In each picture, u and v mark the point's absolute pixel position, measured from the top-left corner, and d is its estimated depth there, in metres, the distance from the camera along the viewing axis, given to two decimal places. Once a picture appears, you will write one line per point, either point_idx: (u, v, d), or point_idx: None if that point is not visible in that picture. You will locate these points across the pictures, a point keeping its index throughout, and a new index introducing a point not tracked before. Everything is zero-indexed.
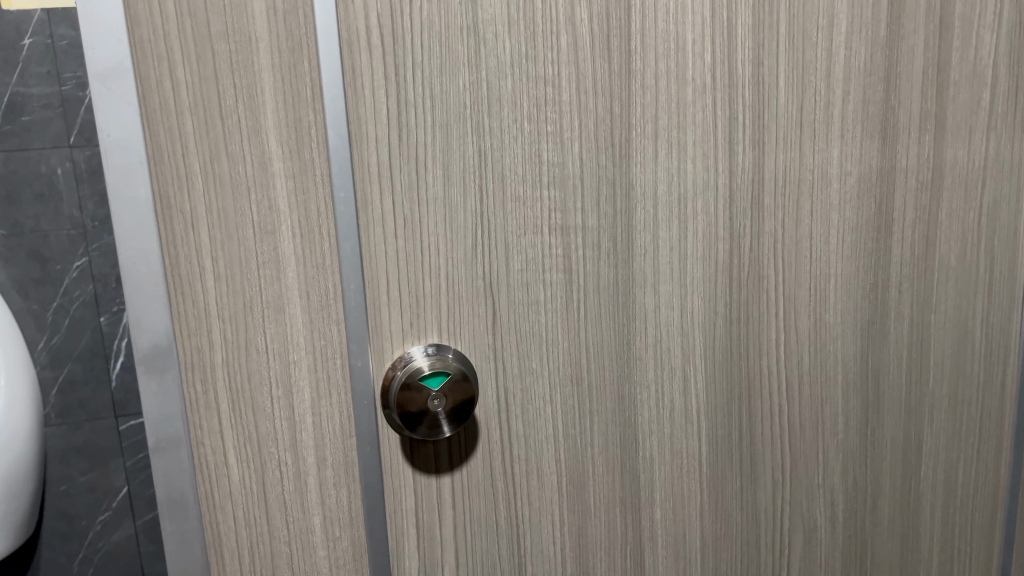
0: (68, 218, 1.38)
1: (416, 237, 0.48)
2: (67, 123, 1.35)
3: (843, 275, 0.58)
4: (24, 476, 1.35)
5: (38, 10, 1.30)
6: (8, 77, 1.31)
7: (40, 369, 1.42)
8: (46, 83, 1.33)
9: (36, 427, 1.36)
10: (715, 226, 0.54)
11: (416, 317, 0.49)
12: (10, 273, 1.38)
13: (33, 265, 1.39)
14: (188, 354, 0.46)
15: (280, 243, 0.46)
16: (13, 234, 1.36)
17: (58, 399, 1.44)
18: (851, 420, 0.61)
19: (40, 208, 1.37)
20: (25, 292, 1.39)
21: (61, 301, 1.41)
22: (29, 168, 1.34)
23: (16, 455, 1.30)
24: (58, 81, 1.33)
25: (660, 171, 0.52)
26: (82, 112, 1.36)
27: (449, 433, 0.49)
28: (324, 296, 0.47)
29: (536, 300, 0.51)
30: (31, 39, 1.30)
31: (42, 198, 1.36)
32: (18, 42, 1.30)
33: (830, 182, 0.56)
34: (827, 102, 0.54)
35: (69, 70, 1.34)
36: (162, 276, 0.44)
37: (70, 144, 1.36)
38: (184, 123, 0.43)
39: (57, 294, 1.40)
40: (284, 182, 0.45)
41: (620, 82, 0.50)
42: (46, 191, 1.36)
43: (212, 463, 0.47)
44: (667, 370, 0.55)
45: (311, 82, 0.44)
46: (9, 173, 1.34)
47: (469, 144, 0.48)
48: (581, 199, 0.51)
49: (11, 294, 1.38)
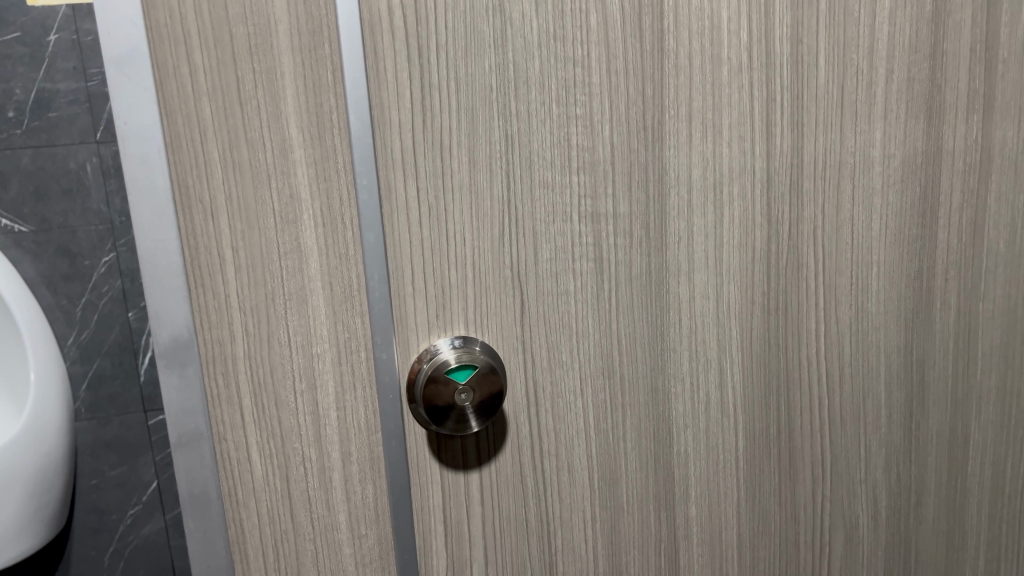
0: (95, 214, 1.39)
1: (441, 226, 0.47)
2: (93, 119, 1.36)
3: (887, 263, 0.55)
4: (53, 472, 1.35)
5: (63, 6, 1.30)
6: (34, 73, 1.31)
7: (70, 364, 1.42)
8: (72, 79, 1.33)
9: (65, 423, 1.37)
10: (752, 211, 0.52)
11: (443, 308, 0.48)
12: (38, 269, 1.38)
13: (62, 261, 1.39)
14: (209, 347, 0.45)
15: (302, 233, 0.44)
16: (42, 231, 1.37)
17: (88, 394, 1.45)
18: (895, 414, 0.58)
19: (67, 205, 1.37)
20: (54, 288, 1.39)
21: (90, 296, 1.42)
22: (57, 164, 1.35)
23: (43, 452, 1.31)
24: (84, 77, 1.34)
25: (695, 155, 0.50)
26: (107, 107, 1.36)
27: (475, 428, 0.47)
28: (347, 288, 0.46)
29: (565, 291, 0.50)
30: (57, 35, 1.31)
31: (70, 194, 1.37)
32: (43, 38, 1.30)
33: (873, 165, 0.53)
34: (870, 81, 0.52)
35: (95, 65, 1.34)
36: (181, 268, 0.43)
37: (97, 140, 1.36)
38: (202, 109, 0.42)
39: (86, 290, 1.41)
40: (305, 170, 0.44)
41: (652, 63, 0.48)
42: (75, 187, 1.37)
43: (235, 459, 0.46)
44: (702, 362, 0.53)
45: (332, 66, 0.43)
46: (38, 170, 1.35)
47: (495, 129, 0.46)
48: (613, 184, 0.49)
49: (40, 290, 1.39)
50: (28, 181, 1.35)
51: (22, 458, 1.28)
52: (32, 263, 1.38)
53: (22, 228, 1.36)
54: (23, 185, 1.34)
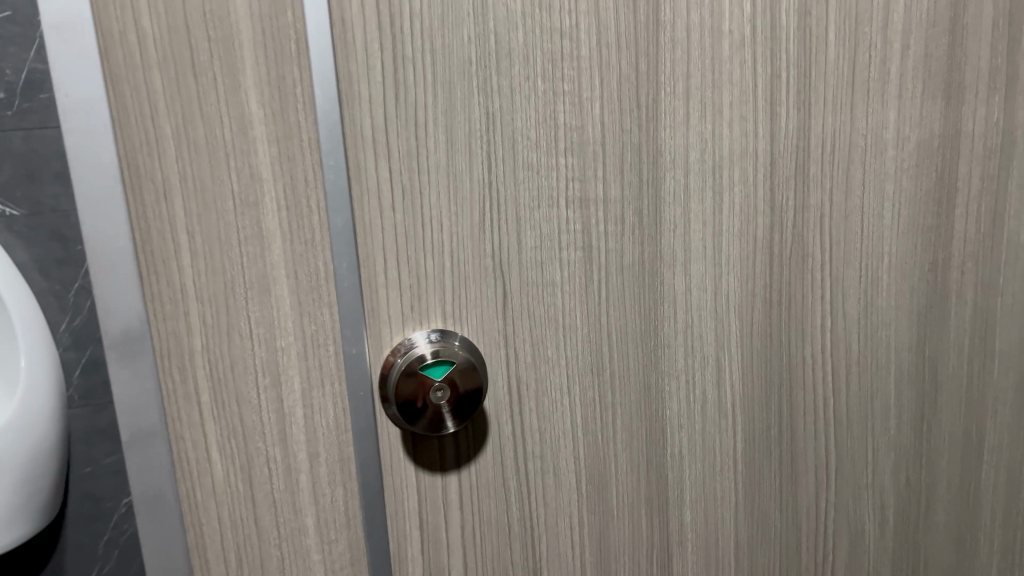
0: None
1: (416, 211, 0.43)
2: None
3: (899, 254, 0.52)
4: (46, 460, 1.33)
5: None
6: (26, 53, 1.28)
7: (64, 351, 1.40)
8: None
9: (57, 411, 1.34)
10: (754, 198, 0.48)
11: (418, 299, 0.45)
12: (32, 253, 1.36)
13: (56, 245, 1.36)
14: (164, 339, 0.41)
15: (264, 216, 0.41)
16: (35, 214, 1.34)
17: (82, 381, 1.42)
18: (905, 414, 0.55)
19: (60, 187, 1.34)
20: (48, 272, 1.37)
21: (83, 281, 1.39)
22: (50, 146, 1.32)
23: (33, 441, 1.28)
24: None
25: (693, 136, 0.46)
26: None
27: (451, 428, 0.44)
28: (314, 277, 0.42)
29: (551, 281, 0.46)
30: None
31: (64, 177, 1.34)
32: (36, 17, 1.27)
33: (885, 149, 0.50)
34: (883, 57, 0.48)
35: None
36: (132, 253, 0.40)
37: None
38: (152, 80, 0.38)
39: (79, 275, 1.38)
40: (267, 149, 0.40)
41: (647, 36, 0.44)
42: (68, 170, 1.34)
43: (193, 460, 0.43)
44: (698, 359, 0.50)
45: (295, 34, 0.39)
46: (31, 152, 1.32)
47: (475, 105, 0.43)
48: (603, 167, 0.45)
49: (33, 274, 1.36)
50: (20, 163, 1.32)
51: (14, 447, 1.25)
52: (25, 248, 1.35)
53: (13, 212, 1.33)
54: (16, 167, 1.32)
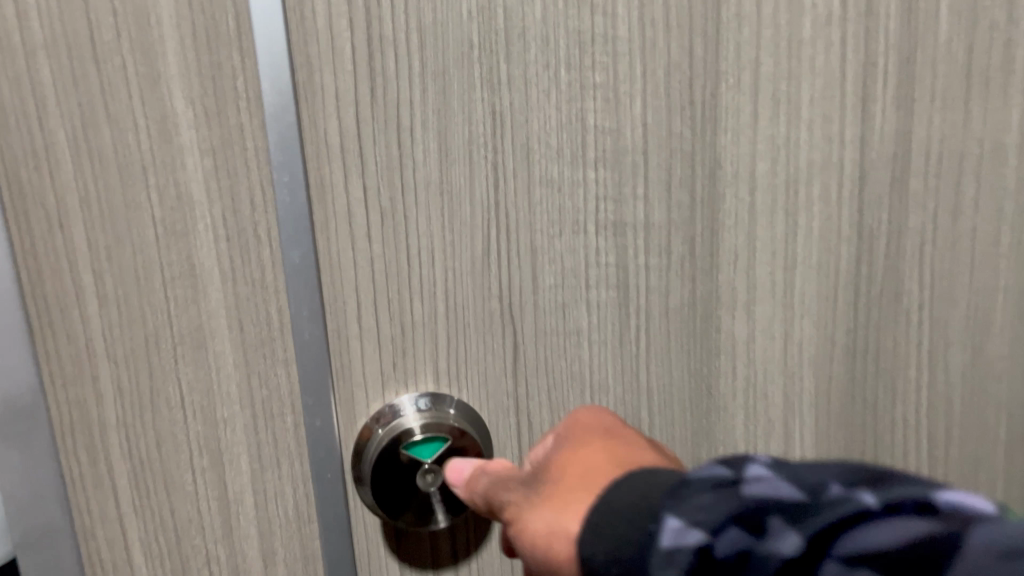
0: None
1: (400, 241, 0.33)
2: None
3: (1018, 289, 0.41)
4: None
5: None
6: None
7: None
8: None
9: None
10: (838, 220, 0.38)
11: (403, 355, 0.34)
12: None
13: None
14: (65, 411, 0.32)
15: (195, 249, 0.31)
16: None
17: None
18: (1017, 489, 0.44)
19: None
20: None
21: None
22: None
23: None
24: None
25: (761, 142, 0.36)
26: None
27: (444, 522, 0.34)
28: (263, 327, 0.32)
29: (576, 329, 0.36)
30: None
31: None
32: None
33: (1005, 157, 0.39)
34: (1009, 39, 0.37)
35: None
36: (17, 303, 0.31)
37: None
38: (40, 72, 0.29)
39: None
40: (197, 160, 0.30)
41: (705, 10, 0.34)
42: None
43: (108, 556, 0.34)
44: (760, 423, 0.39)
45: (233, 6, 0.29)
46: None
47: (478, 102, 0.32)
48: (645, 181, 0.35)
49: None
50: None
51: None
52: None
53: None
54: None
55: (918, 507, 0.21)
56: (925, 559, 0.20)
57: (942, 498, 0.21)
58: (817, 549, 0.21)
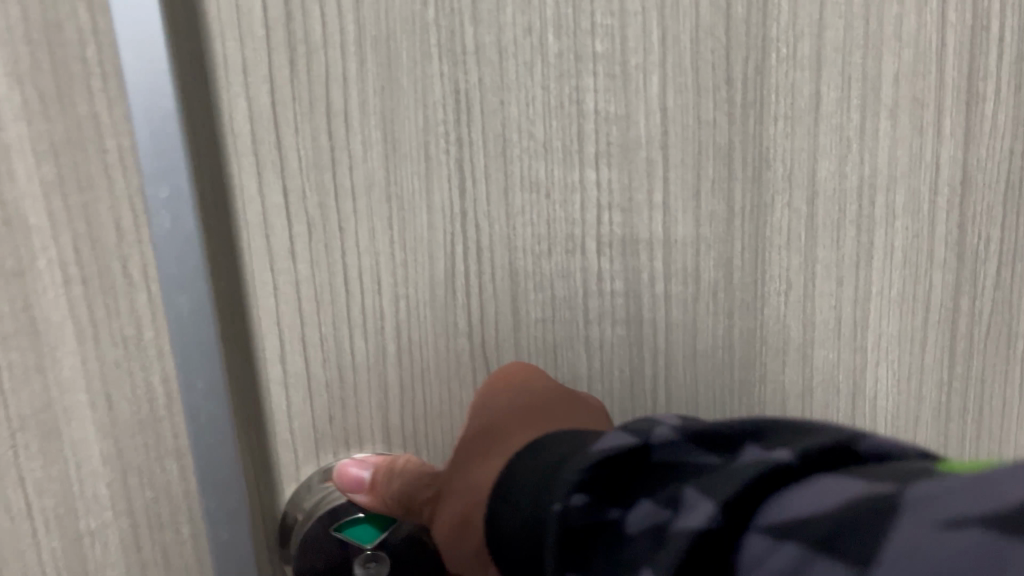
0: None
1: (340, 261, 0.27)
2: None
3: None
4: None
5: None
6: None
7: None
8: None
9: None
10: (883, 218, 0.31)
11: (337, 395, 0.28)
12: None
13: None
14: None
15: (40, 283, 0.24)
16: None
17: None
18: None
19: None
20: None
21: None
22: None
23: None
24: None
25: (797, 124, 0.29)
26: None
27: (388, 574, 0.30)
28: (138, 378, 0.25)
29: (566, 352, 0.30)
30: None
31: None
32: None
33: None
34: None
35: None
36: None
37: None
38: None
39: None
40: (30, 166, 0.23)
41: None
42: None
43: None
44: None
45: None
46: None
47: (441, 83, 0.26)
48: (665, 183, 0.29)
49: None
50: None
51: None
52: None
53: None
54: None
55: (828, 462, 0.20)
56: (864, 514, 0.17)
57: (850, 452, 0.20)
58: (736, 517, 0.19)
